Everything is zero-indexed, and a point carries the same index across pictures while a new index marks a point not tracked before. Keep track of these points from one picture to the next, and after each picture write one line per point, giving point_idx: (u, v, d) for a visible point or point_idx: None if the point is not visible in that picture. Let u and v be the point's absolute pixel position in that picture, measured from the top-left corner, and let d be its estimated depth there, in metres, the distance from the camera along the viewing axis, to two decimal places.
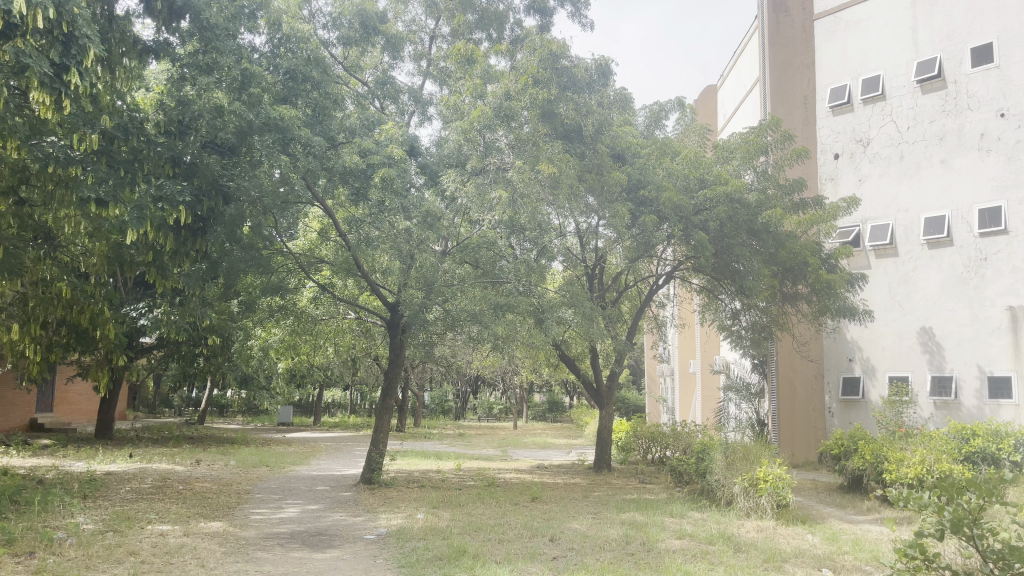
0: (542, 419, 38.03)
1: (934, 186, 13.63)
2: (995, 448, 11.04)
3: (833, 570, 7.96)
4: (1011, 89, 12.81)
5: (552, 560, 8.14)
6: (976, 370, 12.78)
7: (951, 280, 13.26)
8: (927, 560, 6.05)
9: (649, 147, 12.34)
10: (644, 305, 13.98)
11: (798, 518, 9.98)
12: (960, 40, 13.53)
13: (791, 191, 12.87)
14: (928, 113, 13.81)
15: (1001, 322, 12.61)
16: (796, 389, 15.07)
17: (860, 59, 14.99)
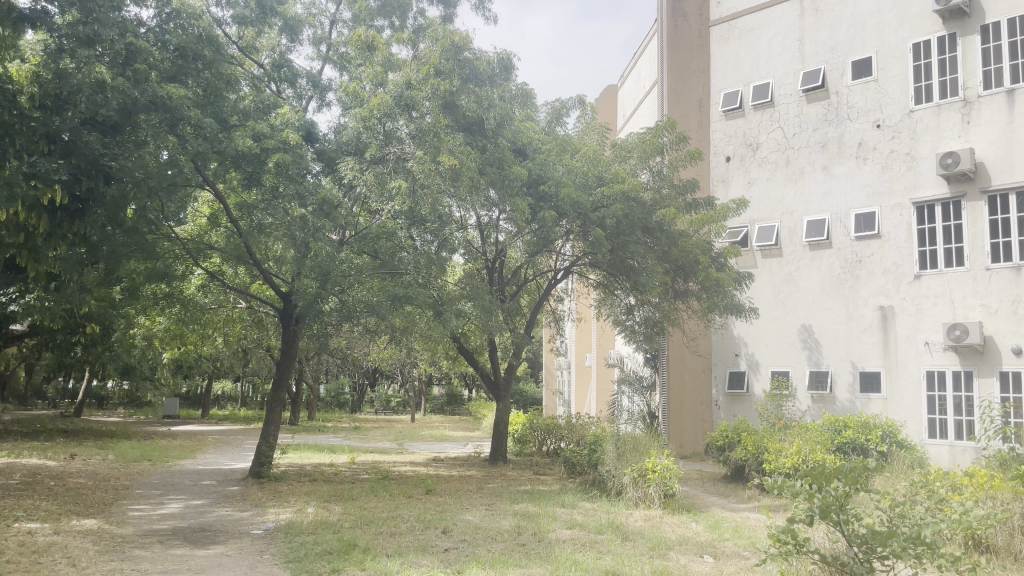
0: (440, 413, 37.92)
1: (816, 191, 14.35)
2: (863, 439, 11.73)
3: (714, 556, 8.29)
4: (887, 102, 13.60)
5: (444, 552, 8.14)
6: (850, 366, 13.58)
7: (829, 280, 14.02)
8: (797, 545, 6.41)
9: (550, 143, 12.42)
10: (542, 299, 14.13)
11: (684, 507, 10.33)
12: (842, 52, 14.28)
13: (684, 191, 13.22)
14: (812, 121, 14.52)
15: (872, 320, 13.40)
16: (685, 383, 15.67)
17: (752, 66, 15.60)
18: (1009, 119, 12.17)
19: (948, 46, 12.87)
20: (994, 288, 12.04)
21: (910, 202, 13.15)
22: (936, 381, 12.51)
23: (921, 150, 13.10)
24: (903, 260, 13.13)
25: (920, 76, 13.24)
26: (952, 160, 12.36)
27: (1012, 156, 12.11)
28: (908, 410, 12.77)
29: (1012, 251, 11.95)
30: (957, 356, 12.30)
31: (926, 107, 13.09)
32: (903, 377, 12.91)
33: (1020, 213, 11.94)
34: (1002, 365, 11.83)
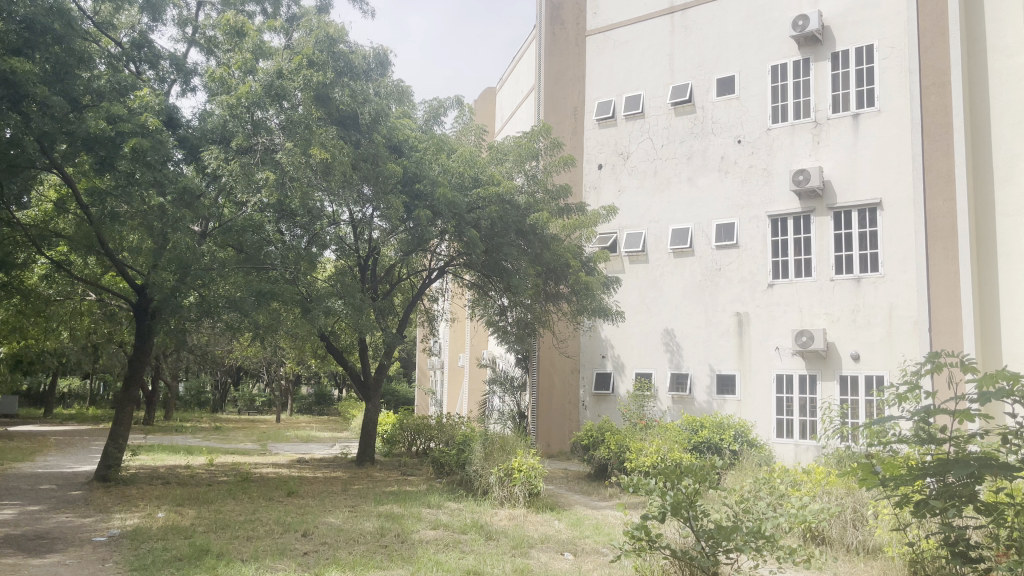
0: (308, 412, 36.97)
1: (681, 201, 14.97)
2: (718, 439, 12.39)
3: (574, 554, 8.49)
4: (747, 119, 14.36)
5: (302, 556, 7.92)
6: (707, 369, 14.25)
7: (690, 287, 14.65)
8: (649, 541, 6.65)
9: (426, 142, 12.35)
10: (414, 297, 14.03)
11: (548, 505, 10.52)
12: (708, 70, 14.97)
13: (557, 196, 13.52)
14: (679, 133, 15.13)
15: (729, 326, 14.11)
16: (554, 383, 16.01)
17: (625, 77, 16.09)
18: (854, 142, 13.14)
19: (803, 70, 13.77)
20: (836, 297, 12.97)
21: (765, 215, 13.95)
22: (784, 383, 13.35)
23: (776, 166, 13.93)
24: (758, 270, 13.90)
25: (777, 96, 14.07)
26: (803, 177, 13.20)
27: (855, 176, 13.07)
28: (758, 411, 13.55)
29: (853, 264, 12.93)
30: (803, 360, 13.18)
31: (782, 126, 13.92)
32: (755, 379, 13.68)
33: (861, 229, 12.92)
34: (841, 369, 12.78)
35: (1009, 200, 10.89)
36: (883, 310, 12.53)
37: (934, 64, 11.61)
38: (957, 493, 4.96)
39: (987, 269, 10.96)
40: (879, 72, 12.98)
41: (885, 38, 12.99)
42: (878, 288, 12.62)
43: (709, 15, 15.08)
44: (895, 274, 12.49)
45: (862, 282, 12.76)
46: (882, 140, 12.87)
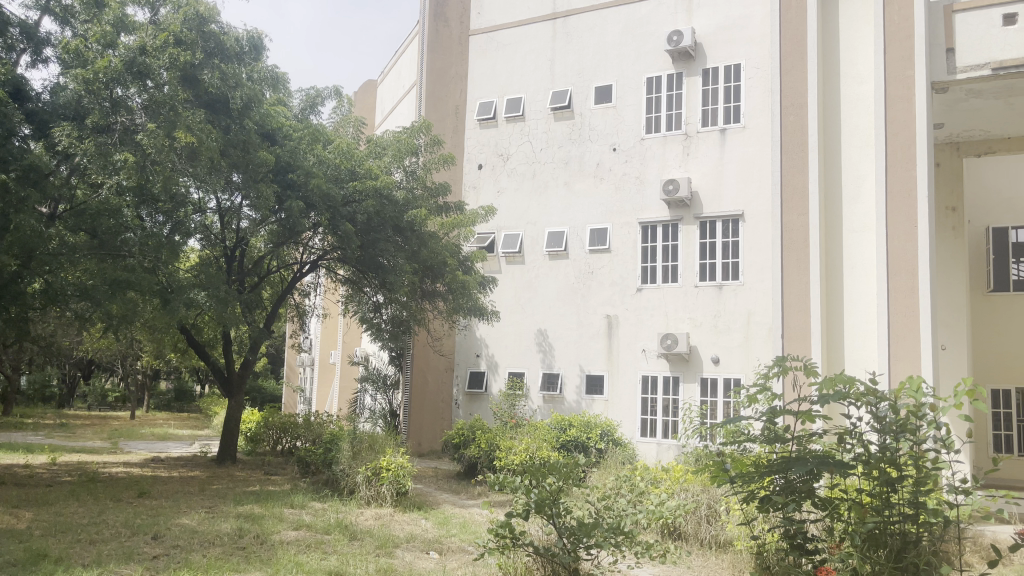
0: (167, 409, 35.14)
1: (557, 204, 15.25)
2: (585, 437, 12.79)
3: (439, 553, 8.48)
4: (622, 128, 14.79)
5: (152, 560, 7.51)
6: (578, 369, 14.59)
7: (564, 289, 14.96)
8: (513, 538, 6.72)
9: (302, 131, 11.99)
10: (284, 292, 13.59)
11: (415, 504, 10.47)
12: (587, 77, 15.31)
13: (436, 193, 13.46)
14: (557, 138, 15.41)
15: (600, 327, 14.49)
16: (427, 382, 15.93)
17: (506, 79, 16.22)
18: (720, 155, 13.77)
19: (676, 83, 14.32)
20: (700, 303, 13.58)
21: (636, 222, 14.41)
22: (650, 384, 13.84)
23: (648, 175, 14.42)
24: (628, 274, 14.35)
25: (652, 107, 14.56)
26: (673, 187, 13.73)
27: (720, 187, 13.70)
28: (624, 410, 14.00)
29: (716, 271, 13.56)
30: (667, 362, 13.72)
31: (655, 136, 14.42)
32: (623, 380, 14.12)
33: (724, 238, 13.57)
34: (702, 371, 13.38)
35: (855, 218, 11.42)
36: (742, 317, 13.20)
37: (793, 83, 11.95)
38: (797, 488, 5.25)
39: (833, 281, 11.47)
40: (745, 90, 13.67)
41: (751, 58, 13.70)
42: (738, 295, 13.28)
43: (590, 23, 15.43)
44: (753, 282, 13.19)
45: (724, 289, 13.41)
46: (746, 155, 13.55)
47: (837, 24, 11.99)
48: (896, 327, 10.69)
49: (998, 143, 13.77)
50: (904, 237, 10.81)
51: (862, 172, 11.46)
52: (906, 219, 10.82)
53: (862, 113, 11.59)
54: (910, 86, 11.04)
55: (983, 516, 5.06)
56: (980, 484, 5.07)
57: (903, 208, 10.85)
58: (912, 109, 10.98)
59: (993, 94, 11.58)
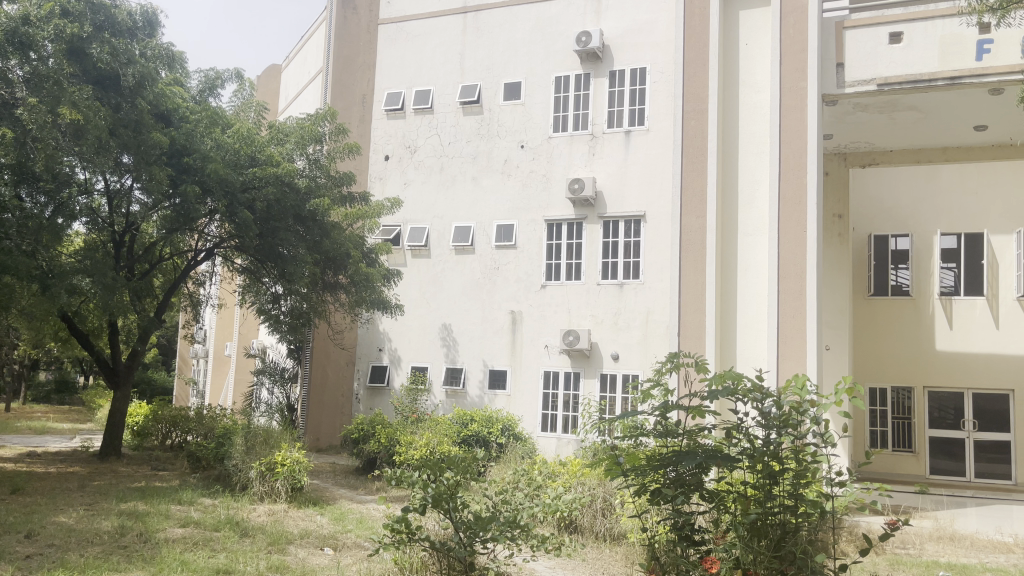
0: (46, 402, 33.22)
1: (464, 199, 15.22)
2: (486, 431, 12.89)
3: (334, 549, 8.34)
4: (530, 125, 14.89)
5: (23, 560, 7.07)
6: (481, 364, 14.61)
7: (469, 284, 14.94)
8: (409, 533, 6.63)
9: (199, 113, 11.51)
10: (177, 280, 13.02)
11: (310, 500, 10.29)
12: (496, 73, 15.32)
13: (339, 182, 13.13)
14: (466, 133, 15.37)
15: (504, 323, 14.57)
16: (327, 376, 15.65)
17: (415, 71, 16.06)
18: (625, 157, 14.04)
19: (584, 84, 14.51)
20: (602, 301, 13.84)
21: (542, 219, 14.54)
22: (551, 380, 14.01)
23: (555, 173, 14.56)
24: (533, 271, 14.48)
25: (559, 106, 14.70)
26: (579, 186, 13.94)
27: (624, 188, 13.99)
28: (525, 406, 14.13)
29: (617, 270, 13.85)
30: (569, 358, 13.92)
31: (562, 135, 14.57)
32: (525, 375, 14.25)
33: (627, 238, 13.86)
34: (602, 367, 13.66)
35: (749, 222, 11.88)
36: (641, 315, 13.53)
37: (696, 88, 12.25)
38: (686, 481, 5.45)
39: (728, 282, 11.88)
40: (650, 94, 13.99)
41: (657, 63, 14.03)
42: (638, 294, 13.60)
43: (500, 20, 15.45)
44: (653, 282, 13.55)
45: (625, 288, 13.70)
46: (649, 158, 13.87)
47: (737, 33, 12.40)
48: (784, 327, 11.22)
49: (881, 156, 14.63)
50: (794, 242, 11.33)
51: (757, 178, 11.93)
52: (797, 225, 11.34)
53: (758, 121, 12.05)
54: (802, 98, 11.56)
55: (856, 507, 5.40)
56: (856, 479, 5.29)
57: (794, 214, 11.37)
58: (804, 119, 11.52)
59: (878, 109, 12.27)
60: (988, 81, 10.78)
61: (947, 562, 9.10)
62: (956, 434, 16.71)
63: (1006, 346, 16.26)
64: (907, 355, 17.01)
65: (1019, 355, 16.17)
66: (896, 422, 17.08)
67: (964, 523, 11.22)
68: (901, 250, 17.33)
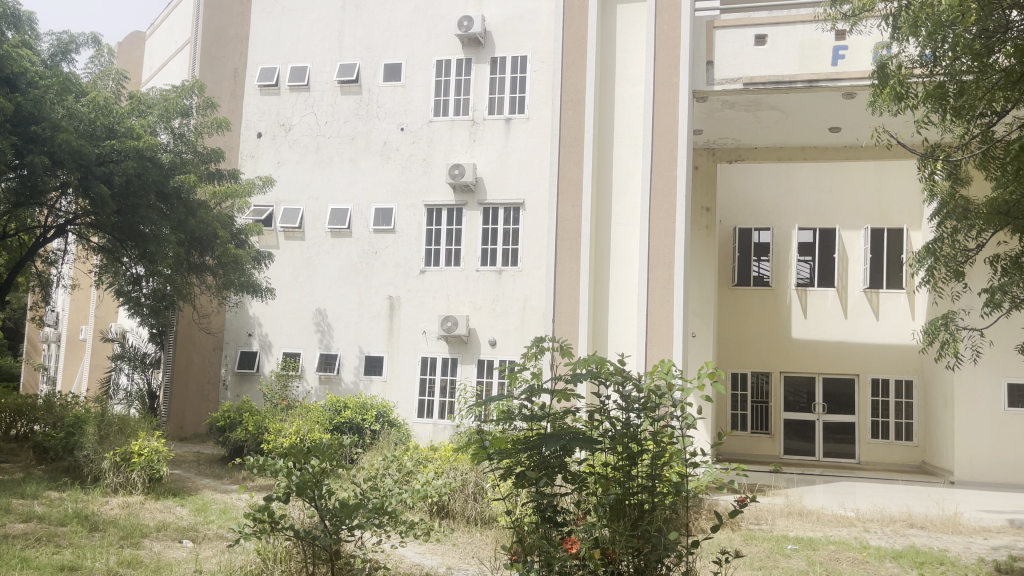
0: None
1: (341, 180, 14.88)
2: (360, 419, 12.84)
3: (193, 541, 7.98)
4: (410, 108, 14.69)
5: None
6: (357, 350, 14.37)
7: (345, 268, 14.64)
8: (272, 522, 6.35)
9: (50, 79, 10.64)
10: (24, 258, 12.09)
11: (170, 491, 9.85)
12: (376, 53, 15.00)
13: (206, 159, 12.79)
14: (344, 113, 15.00)
15: (381, 308, 14.36)
16: (192, 361, 15.17)
17: (291, 46, 15.49)
18: (505, 144, 14.09)
19: (465, 69, 14.45)
20: (480, 287, 13.90)
21: (422, 204, 14.42)
22: (428, 365, 13.98)
23: (434, 158, 14.45)
24: (412, 256, 14.34)
25: (440, 90, 14.58)
26: (459, 171, 13.91)
27: (503, 175, 14.05)
28: (402, 391, 14.03)
29: (496, 257, 13.94)
30: (446, 344, 13.92)
31: (443, 120, 14.47)
32: (402, 361, 14.13)
33: (506, 226, 13.95)
34: (479, 353, 13.76)
35: (623, 212, 12.17)
36: (518, 301, 13.69)
37: (574, 78, 12.40)
38: (549, 463, 5.48)
39: (601, 271, 12.15)
40: (531, 82, 14.09)
41: (537, 52, 14.13)
42: (516, 281, 13.75)
43: None
44: (530, 269, 13.72)
45: (503, 274, 13.82)
46: (528, 146, 13.98)
47: (614, 27, 12.63)
48: (653, 315, 11.63)
49: (747, 153, 15.33)
50: (664, 233, 11.73)
51: (630, 169, 12.21)
52: (667, 217, 11.74)
53: (632, 114, 12.33)
54: (674, 93, 11.94)
55: (715, 485, 5.69)
56: (713, 460, 5.56)
57: (664, 206, 11.77)
58: (675, 114, 11.89)
59: (744, 107, 12.85)
60: (842, 84, 11.58)
61: (795, 536, 9.70)
62: (808, 416, 17.88)
63: (853, 334, 17.53)
64: (767, 342, 17.97)
65: (864, 343, 17.48)
66: (754, 405, 17.99)
67: (812, 499, 12.02)
68: (763, 243, 18.19)
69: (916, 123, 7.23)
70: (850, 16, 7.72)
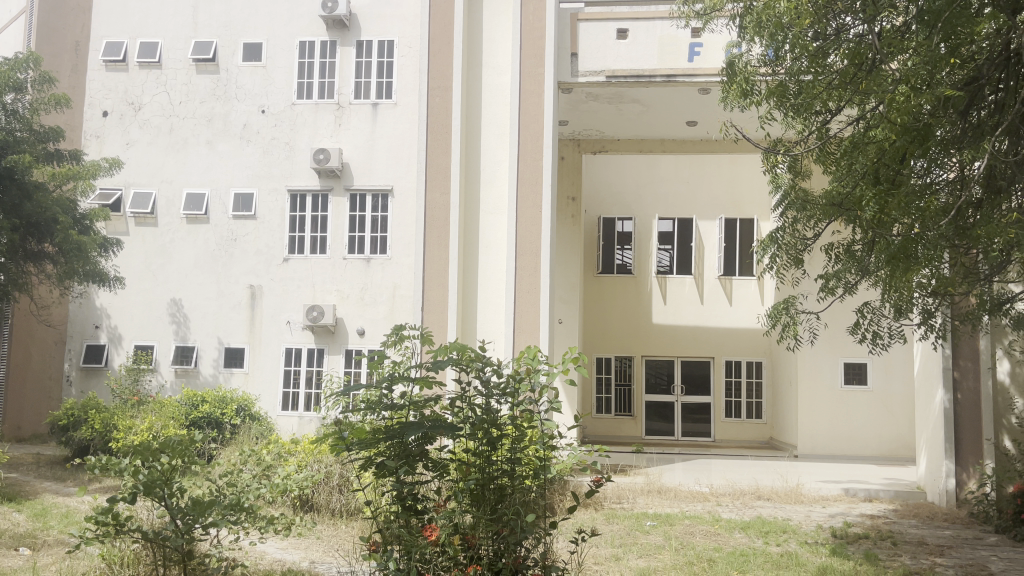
0: None
1: (197, 163, 14.17)
2: (219, 413, 12.41)
3: (30, 548, 7.42)
4: (272, 90, 14.16)
5: None
6: (215, 342, 13.78)
7: (202, 256, 13.99)
8: (118, 526, 5.92)
9: None
10: None
11: (4, 496, 9.11)
12: (234, 31, 14.35)
13: (44, 138, 11.87)
14: (200, 93, 14.27)
15: (241, 297, 13.82)
16: (31, 356, 14.28)
17: (139, 20, 14.54)
18: (372, 129, 13.85)
19: (329, 52, 14.08)
20: (347, 275, 13.66)
21: (285, 189, 13.97)
22: (293, 356, 13.63)
23: (298, 141, 14.02)
24: (274, 243, 13.89)
25: (304, 72, 14.14)
26: (323, 156, 13.56)
27: (370, 161, 13.81)
28: (264, 384, 13.62)
29: (364, 245, 13.72)
30: (312, 334, 13.63)
31: (307, 103, 14.05)
32: (265, 352, 13.68)
33: (374, 213, 13.74)
34: (347, 343, 13.55)
35: (491, 200, 12.22)
36: (388, 290, 13.56)
37: (440, 65, 12.31)
38: (411, 452, 5.39)
39: (469, 258, 12.18)
40: (397, 68, 13.92)
41: (404, 37, 13.97)
42: (384, 269, 13.61)
43: None
44: (399, 257, 13.61)
45: (371, 263, 13.65)
46: (395, 132, 13.79)
47: (480, 15, 12.61)
48: (521, 301, 11.80)
49: (610, 144, 15.78)
50: (531, 221, 11.89)
51: (498, 158, 12.27)
52: (534, 205, 11.90)
53: (498, 102, 12.37)
54: (540, 83, 12.09)
55: (578, 466, 5.84)
56: (579, 440, 5.66)
57: (531, 194, 11.92)
58: (540, 104, 12.05)
59: (607, 99, 13.23)
60: (697, 79, 12.14)
61: (653, 513, 10.12)
62: (667, 398, 18.68)
63: (709, 319, 18.49)
64: (630, 328, 18.61)
65: (719, 327, 18.48)
66: (618, 388, 18.61)
67: (670, 476, 12.59)
68: (626, 232, 18.79)
69: (760, 118, 7.59)
70: (701, 15, 7.99)
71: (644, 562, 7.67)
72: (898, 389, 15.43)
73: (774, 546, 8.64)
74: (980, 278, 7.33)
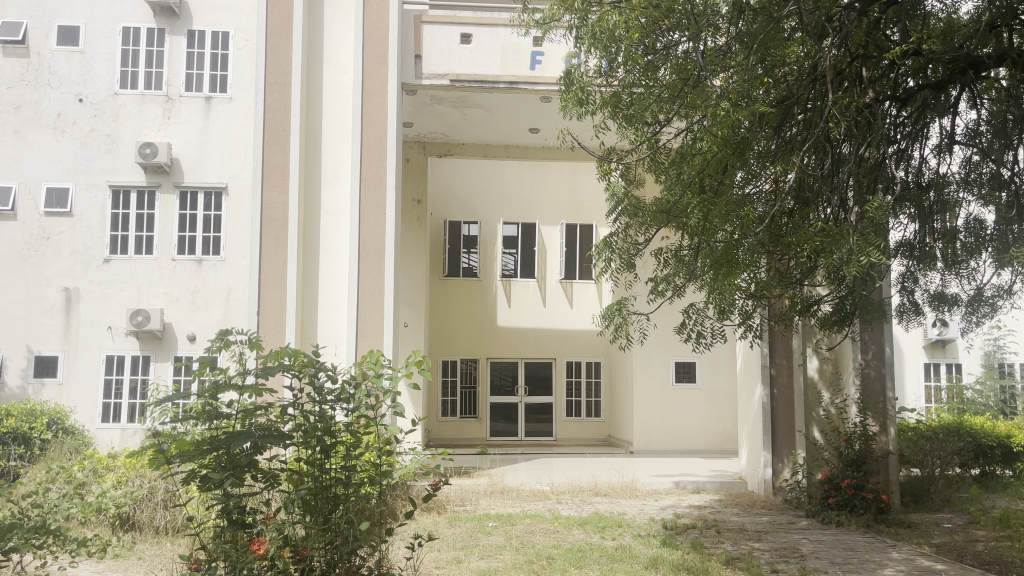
0: None
1: (3, 155, 12.90)
2: (27, 428, 11.39)
3: None
4: (91, 77, 13.13)
5: None
6: (24, 350, 12.61)
7: (8, 256, 12.75)
8: None
9: None
10: None
11: None
12: (47, 12, 13.17)
13: None
14: (6, 77, 13.00)
15: (55, 301, 12.71)
16: None
17: None
18: (204, 124, 13.14)
19: (157, 40, 13.23)
20: (176, 278, 12.91)
21: (106, 184, 13.01)
22: (115, 365, 12.70)
23: (122, 134, 13.07)
24: (93, 243, 12.90)
25: (127, 61, 13.19)
26: (150, 151, 12.65)
27: (202, 157, 13.10)
28: (81, 395, 12.60)
29: (195, 246, 13.03)
30: (137, 340, 12.73)
31: (130, 93, 13.13)
32: (81, 360, 12.65)
33: (206, 212, 13.05)
34: (176, 349, 12.76)
35: (331, 201, 11.91)
36: (221, 293, 12.91)
37: (278, 60, 11.85)
38: (238, 463, 5.03)
39: (309, 260, 11.82)
40: (233, 61, 13.32)
41: (240, 29, 13.40)
42: (217, 271, 12.97)
43: None
44: (235, 258, 13.02)
45: (203, 264, 12.97)
46: (229, 127, 13.16)
47: (321, 10, 12.26)
48: (364, 304, 11.59)
49: (455, 148, 15.84)
50: (374, 223, 11.70)
51: (339, 157, 11.99)
52: (376, 207, 11.72)
53: (339, 101, 12.09)
54: (383, 84, 11.93)
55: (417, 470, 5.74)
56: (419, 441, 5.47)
57: (374, 195, 11.74)
58: (383, 105, 11.89)
59: (451, 103, 13.27)
60: (539, 87, 12.48)
61: (496, 513, 10.21)
62: (512, 399, 18.95)
63: (550, 321, 18.99)
64: (474, 331, 18.78)
65: (560, 329, 19.02)
66: (463, 391, 18.68)
67: (513, 476, 12.76)
68: (471, 236, 18.91)
69: (595, 127, 7.76)
70: (540, 24, 7.92)
71: (485, 563, 7.71)
72: (723, 385, 16.53)
73: (609, 540, 8.96)
74: (793, 281, 7.89)
